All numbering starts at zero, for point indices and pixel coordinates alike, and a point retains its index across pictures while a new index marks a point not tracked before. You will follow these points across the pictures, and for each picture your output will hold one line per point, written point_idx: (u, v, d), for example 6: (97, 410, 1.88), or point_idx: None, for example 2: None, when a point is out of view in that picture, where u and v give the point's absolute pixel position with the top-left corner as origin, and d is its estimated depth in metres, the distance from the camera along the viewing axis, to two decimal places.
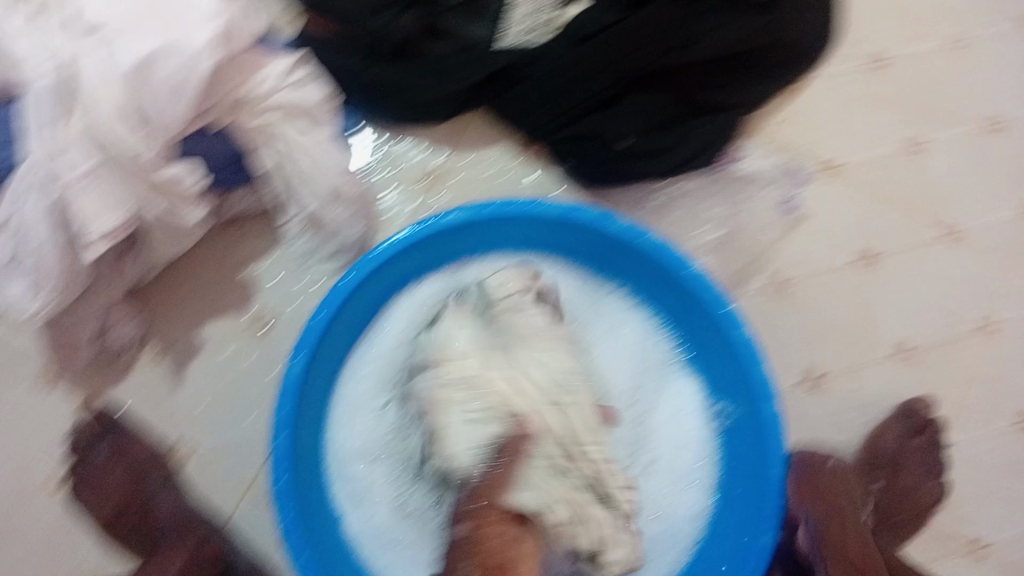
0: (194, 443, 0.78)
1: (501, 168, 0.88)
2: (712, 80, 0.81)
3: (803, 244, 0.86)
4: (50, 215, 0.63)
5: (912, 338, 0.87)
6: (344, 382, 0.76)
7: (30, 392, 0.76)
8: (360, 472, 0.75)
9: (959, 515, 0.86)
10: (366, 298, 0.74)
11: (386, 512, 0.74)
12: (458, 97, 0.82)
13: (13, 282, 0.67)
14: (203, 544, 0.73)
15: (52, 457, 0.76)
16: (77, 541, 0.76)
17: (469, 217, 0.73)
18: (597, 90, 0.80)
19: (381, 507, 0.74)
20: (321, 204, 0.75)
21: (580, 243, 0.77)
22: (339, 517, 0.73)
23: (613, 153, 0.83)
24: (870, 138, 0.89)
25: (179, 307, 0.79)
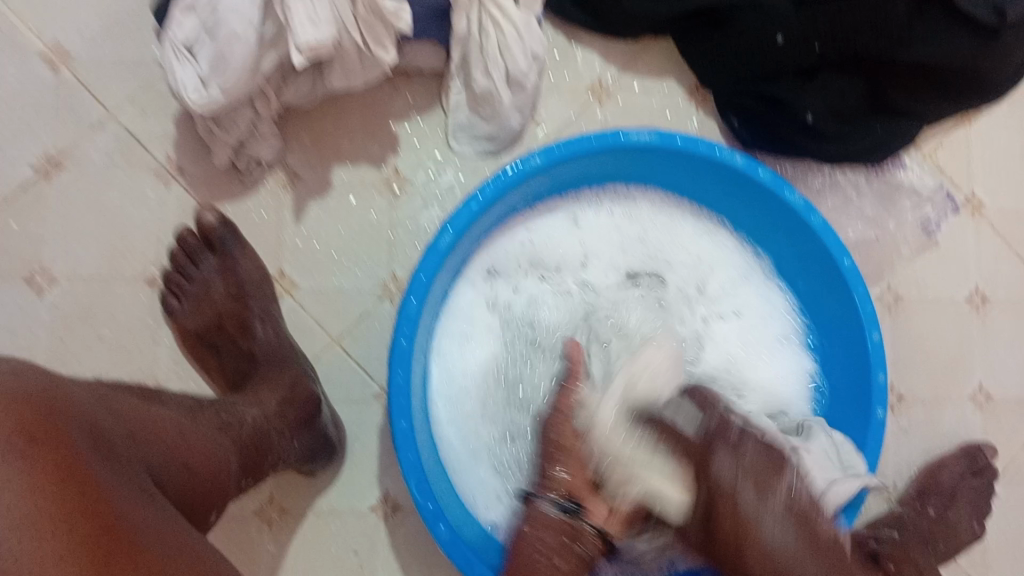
0: (298, 279, 0.77)
1: (669, 101, 0.85)
2: (910, 87, 0.78)
3: (925, 268, 0.86)
4: (254, 13, 0.64)
5: (992, 387, 0.87)
6: (496, 245, 0.77)
7: (150, 179, 0.76)
8: (481, 324, 0.76)
9: (983, 561, 0.85)
10: (531, 188, 0.73)
11: (487, 372, 0.75)
12: (657, 21, 0.80)
13: (182, 67, 0.67)
14: (300, 384, 0.70)
15: (158, 248, 0.76)
16: (156, 341, 0.75)
17: (655, 142, 0.70)
18: (798, 57, 0.76)
19: (482, 364, 0.76)
20: (499, 82, 0.74)
21: (742, 203, 0.76)
22: (442, 357, 0.75)
23: (791, 125, 0.80)
24: (1015, 191, 0.88)
25: (315, 141, 0.78)
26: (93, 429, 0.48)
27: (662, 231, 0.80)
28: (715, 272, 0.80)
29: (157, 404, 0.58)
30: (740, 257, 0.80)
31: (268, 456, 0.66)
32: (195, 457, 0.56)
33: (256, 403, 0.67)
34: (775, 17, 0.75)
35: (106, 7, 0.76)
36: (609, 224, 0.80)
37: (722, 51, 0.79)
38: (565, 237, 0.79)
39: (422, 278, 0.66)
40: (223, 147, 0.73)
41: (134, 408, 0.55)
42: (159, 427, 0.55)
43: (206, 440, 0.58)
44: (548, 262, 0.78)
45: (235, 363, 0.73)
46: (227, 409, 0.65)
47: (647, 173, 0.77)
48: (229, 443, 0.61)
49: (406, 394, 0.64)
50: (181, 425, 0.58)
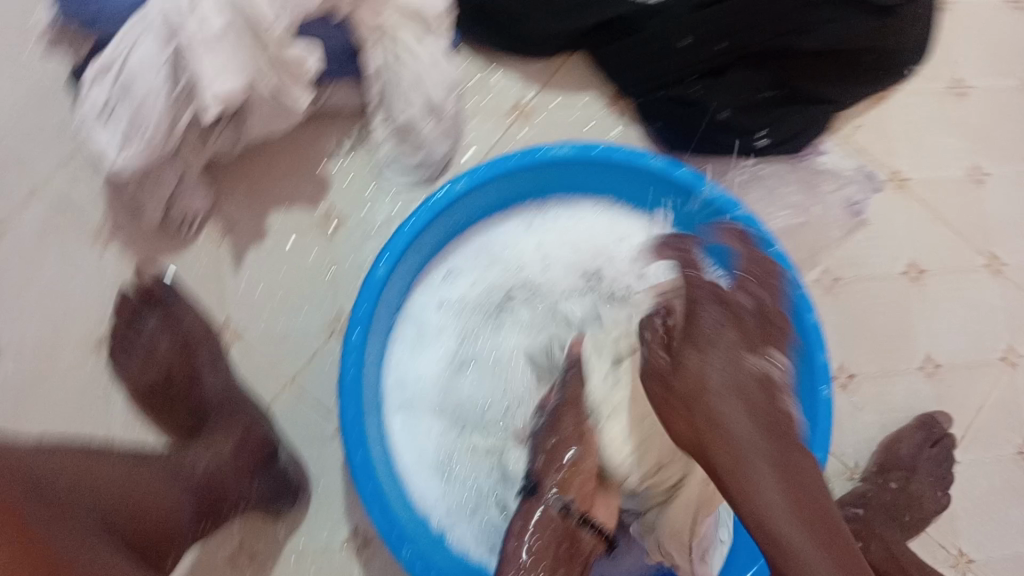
0: (244, 327, 0.78)
1: (589, 115, 0.87)
2: (817, 72, 0.80)
3: (858, 247, 0.88)
4: (160, 76, 0.66)
5: (938, 355, 0.89)
6: (448, 254, 0.79)
7: (86, 246, 0.76)
8: (436, 329, 0.77)
9: (952, 527, 0.87)
10: (465, 211, 0.75)
11: (442, 376, 0.77)
12: (566, 39, 0.82)
13: (103, 130, 0.68)
14: (252, 429, 0.70)
15: (102, 313, 0.76)
16: (110, 404, 0.75)
17: (575, 155, 0.72)
18: (706, 58, 0.79)
19: (437, 368, 0.77)
20: (418, 112, 0.75)
21: (672, 204, 0.77)
22: (396, 366, 0.76)
23: (707, 124, 0.82)
24: (936, 162, 0.91)
25: (248, 189, 0.79)
26: (33, 481, 0.51)
27: (611, 229, 0.81)
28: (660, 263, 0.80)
29: (106, 456, 0.60)
30: None
31: (223, 501, 0.67)
32: (143, 502, 0.58)
33: (212, 449, 0.69)
34: (677, 23, 0.77)
35: (26, 82, 0.77)
36: (558, 227, 0.81)
37: (633, 59, 0.81)
38: (513, 238, 0.80)
39: (360, 312, 0.67)
40: (154, 206, 0.74)
41: (77, 461, 0.57)
42: (103, 476, 0.57)
43: (154, 488, 0.60)
44: (500, 265, 0.79)
45: (190, 417, 0.73)
46: (179, 458, 0.66)
47: (578, 184, 0.79)
48: (182, 490, 0.63)
49: (359, 427, 0.65)
50: (128, 473, 0.60)
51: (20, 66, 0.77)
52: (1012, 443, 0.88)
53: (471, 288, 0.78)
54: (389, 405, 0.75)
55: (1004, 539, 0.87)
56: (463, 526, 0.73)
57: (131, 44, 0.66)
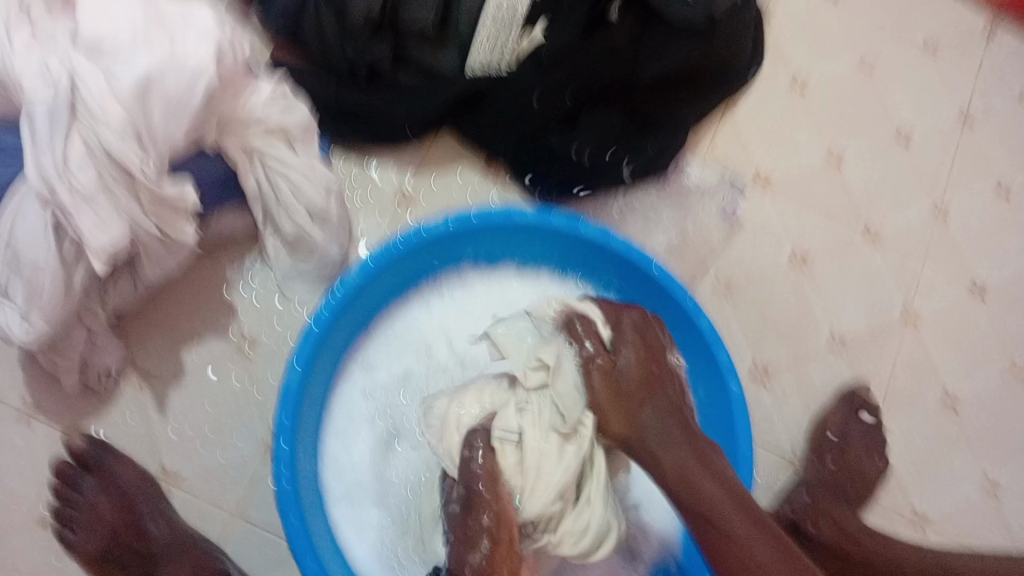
0: (180, 467, 0.79)
1: (469, 187, 0.92)
2: (665, 99, 0.83)
3: (745, 248, 0.93)
4: (48, 244, 0.67)
5: (844, 329, 0.94)
6: (361, 345, 0.81)
7: (10, 425, 0.77)
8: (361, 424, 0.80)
9: (898, 487, 0.91)
10: (364, 305, 0.78)
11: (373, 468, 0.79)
12: (429, 119, 0.87)
13: (2, 309, 0.70)
14: (203, 567, 0.72)
15: (39, 487, 0.77)
16: (65, 573, 0.76)
17: (453, 227, 0.76)
18: (554, 113, 0.83)
19: (366, 460, 0.79)
20: (302, 225, 0.79)
21: (557, 250, 0.82)
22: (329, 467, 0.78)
23: (577, 166, 0.87)
24: (794, 153, 0.97)
25: (158, 332, 0.81)
26: None
27: (502, 296, 0.85)
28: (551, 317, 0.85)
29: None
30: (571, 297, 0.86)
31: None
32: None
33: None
34: (526, 85, 0.81)
35: None
36: (455, 303, 0.85)
37: (495, 122, 0.86)
38: (415, 322, 0.83)
39: (285, 423, 0.69)
40: (69, 370, 0.76)
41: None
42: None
43: None
44: (409, 351, 0.82)
45: (140, 568, 0.75)
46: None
47: (467, 254, 0.82)
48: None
49: (305, 535, 0.67)
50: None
51: None
52: (933, 395, 0.94)
53: (387, 377, 0.81)
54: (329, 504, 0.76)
55: (950, 487, 0.92)
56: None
57: (12, 222, 0.68)
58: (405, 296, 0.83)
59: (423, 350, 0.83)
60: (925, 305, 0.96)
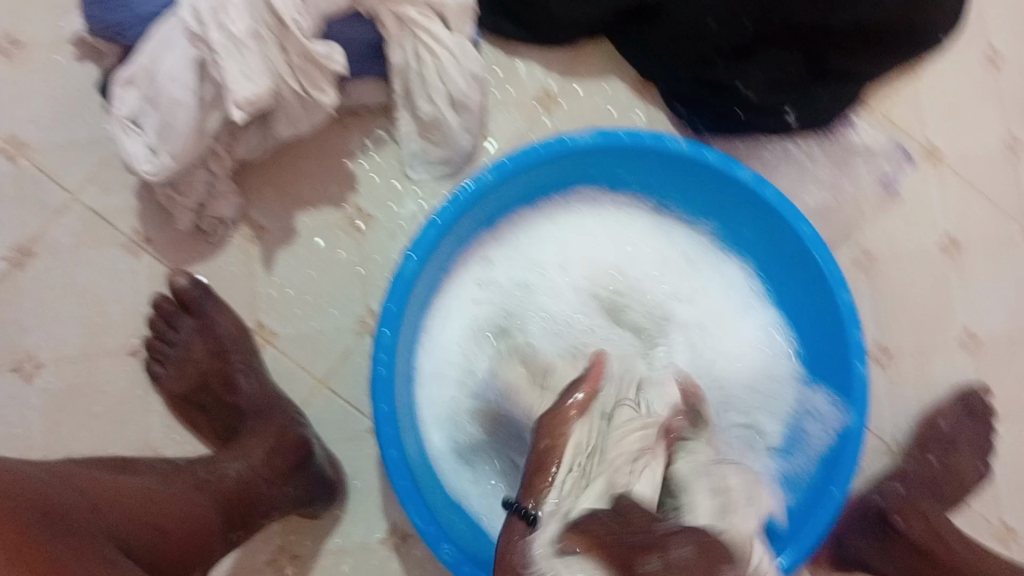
0: (277, 328, 0.78)
1: (616, 98, 0.86)
2: (845, 49, 0.77)
3: (892, 221, 0.87)
4: (188, 77, 0.65)
5: (979, 328, 0.87)
6: (481, 240, 0.78)
7: (120, 253, 0.77)
8: (462, 321, 0.78)
9: (998, 502, 0.86)
10: (490, 204, 0.74)
11: (464, 365, 0.77)
12: (590, 26, 0.81)
13: (130, 138, 0.69)
14: (286, 432, 0.71)
15: (138, 319, 0.77)
16: (151, 406, 0.77)
17: (597, 142, 0.71)
18: (731, 37, 0.76)
19: (459, 357, 0.77)
20: (441, 107, 0.75)
21: (701, 185, 0.76)
22: (421, 357, 0.76)
23: (739, 105, 0.80)
24: (971, 128, 0.89)
25: (277, 190, 0.79)
26: (43, 503, 0.49)
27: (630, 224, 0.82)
28: (671, 256, 0.81)
29: (131, 474, 0.60)
30: (697, 239, 0.82)
31: (255, 508, 0.67)
32: (165, 520, 0.58)
33: (242, 459, 0.68)
34: (701, 5, 0.75)
35: (55, 92, 0.77)
36: (580, 221, 0.81)
37: (659, 42, 0.79)
38: (536, 230, 0.80)
39: (391, 310, 0.66)
40: (185, 211, 0.75)
41: (96, 480, 0.56)
42: (123, 492, 0.57)
43: (177, 504, 0.60)
44: (525, 259, 0.79)
45: (223, 412, 0.75)
46: (208, 466, 0.66)
47: (605, 174, 0.78)
48: (206, 501, 0.63)
49: (392, 423, 0.65)
50: (151, 490, 0.59)
51: (51, 73, 0.77)
52: None
53: (498, 279, 0.79)
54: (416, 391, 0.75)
55: None
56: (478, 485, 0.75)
57: (156, 50, 0.66)
58: (533, 202, 0.79)
59: (540, 259, 0.79)
60: None
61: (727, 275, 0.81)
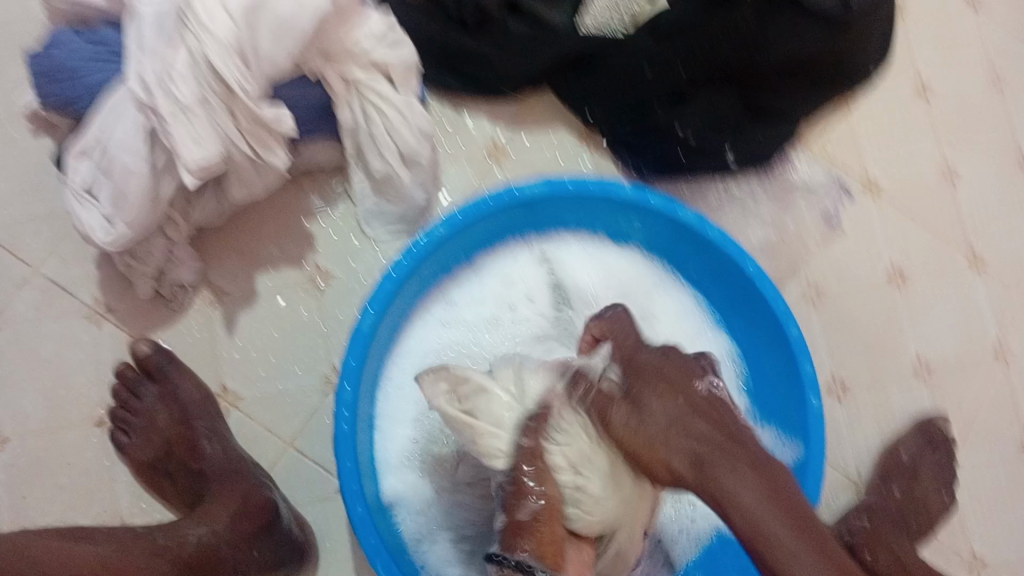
0: (240, 389, 0.79)
1: (566, 151, 0.89)
2: (782, 89, 0.80)
3: (839, 256, 0.89)
4: (142, 149, 0.66)
5: (930, 356, 0.89)
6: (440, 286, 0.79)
7: (81, 323, 0.78)
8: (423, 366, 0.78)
9: (962, 526, 0.87)
10: (446, 254, 0.76)
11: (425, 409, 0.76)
12: (534, 76, 0.83)
13: (87, 209, 0.70)
14: (252, 495, 0.71)
15: (101, 387, 0.78)
16: (116, 475, 0.77)
17: (546, 191, 0.73)
18: (667, 87, 0.79)
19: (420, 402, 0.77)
20: (393, 165, 0.77)
21: (650, 227, 0.78)
22: (382, 404, 0.76)
23: (679, 147, 0.83)
24: (907, 162, 0.92)
25: (235, 253, 0.81)
26: None
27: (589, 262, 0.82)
28: (630, 293, 0.82)
29: (84, 545, 0.60)
30: (654, 277, 0.83)
31: (221, 571, 0.67)
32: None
33: (206, 524, 0.67)
34: (639, 55, 0.78)
35: (13, 168, 0.79)
36: (538, 262, 0.82)
37: (601, 88, 0.82)
38: (494, 274, 0.81)
39: (351, 363, 0.67)
40: (144, 278, 0.76)
41: (40, 560, 0.56)
42: (67, 571, 0.56)
43: (134, 573, 0.60)
44: (484, 303, 0.80)
45: (186, 481, 0.75)
46: (169, 533, 0.66)
47: (557, 218, 0.80)
48: (167, 565, 0.63)
49: (356, 477, 0.65)
50: (104, 560, 0.59)
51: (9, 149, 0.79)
52: (1011, 438, 0.89)
53: (458, 323, 0.79)
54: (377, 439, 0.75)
55: (1012, 536, 0.88)
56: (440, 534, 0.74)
57: (109, 122, 0.67)
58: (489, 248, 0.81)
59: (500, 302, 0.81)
60: (1016, 343, 0.91)
61: (684, 310, 0.82)
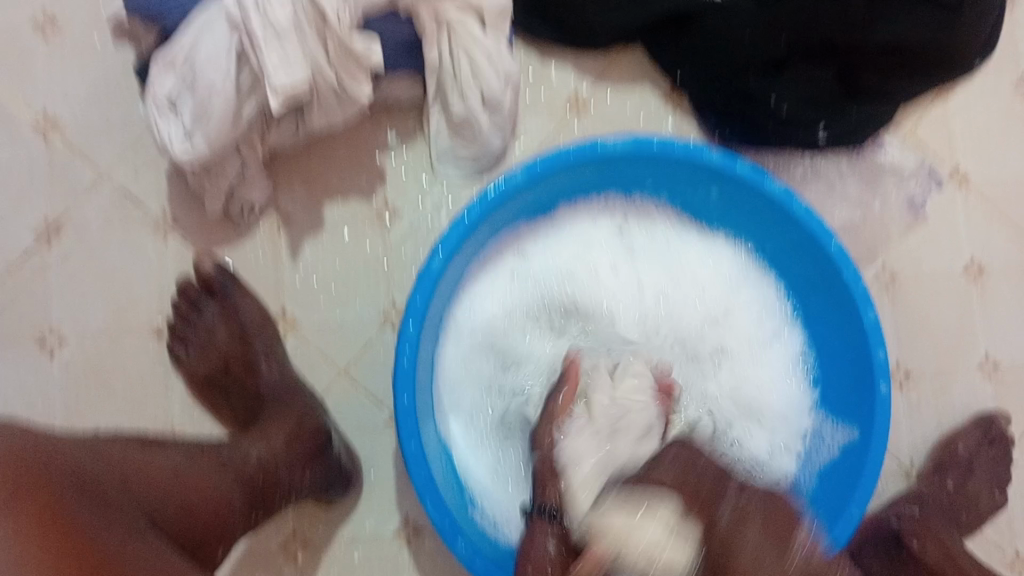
0: (300, 314, 0.79)
1: (646, 107, 0.86)
2: (880, 68, 0.78)
3: (917, 243, 0.87)
4: (228, 62, 0.65)
5: (998, 354, 0.86)
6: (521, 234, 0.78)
7: (147, 234, 0.78)
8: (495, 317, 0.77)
9: (1013, 530, 0.85)
10: (519, 205, 0.75)
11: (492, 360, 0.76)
12: (624, 30, 0.81)
13: (167, 120, 0.69)
14: (306, 419, 0.71)
15: (162, 300, 0.78)
16: (171, 387, 0.77)
17: (631, 148, 0.72)
18: (764, 54, 0.77)
19: (487, 354, 0.76)
20: (474, 107, 0.75)
21: (734, 199, 0.76)
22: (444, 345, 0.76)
23: (771, 119, 0.81)
24: (1000, 154, 0.88)
25: (305, 179, 0.80)
26: (76, 477, 0.50)
27: (671, 236, 0.81)
28: (707, 272, 0.80)
29: (158, 451, 0.60)
30: (734, 258, 0.81)
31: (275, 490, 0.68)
32: (190, 497, 0.59)
33: (263, 440, 0.69)
34: (740, 17, 0.75)
35: (92, 71, 0.78)
36: (615, 227, 0.81)
37: (693, 49, 0.80)
38: (575, 231, 0.80)
39: (418, 302, 0.66)
40: (215, 196, 0.75)
41: (128, 457, 0.57)
42: (154, 473, 0.57)
43: (203, 482, 0.61)
44: (560, 261, 0.79)
45: (243, 401, 0.75)
46: (230, 450, 0.67)
47: (640, 180, 0.78)
48: (233, 483, 0.64)
49: (413, 416, 0.65)
50: (178, 467, 0.60)
51: (90, 52, 0.78)
52: None
53: (530, 280, 0.78)
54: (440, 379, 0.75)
55: None
56: (489, 482, 0.75)
57: (197, 35, 0.66)
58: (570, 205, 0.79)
59: (577, 261, 0.79)
60: None
61: (762, 294, 0.80)
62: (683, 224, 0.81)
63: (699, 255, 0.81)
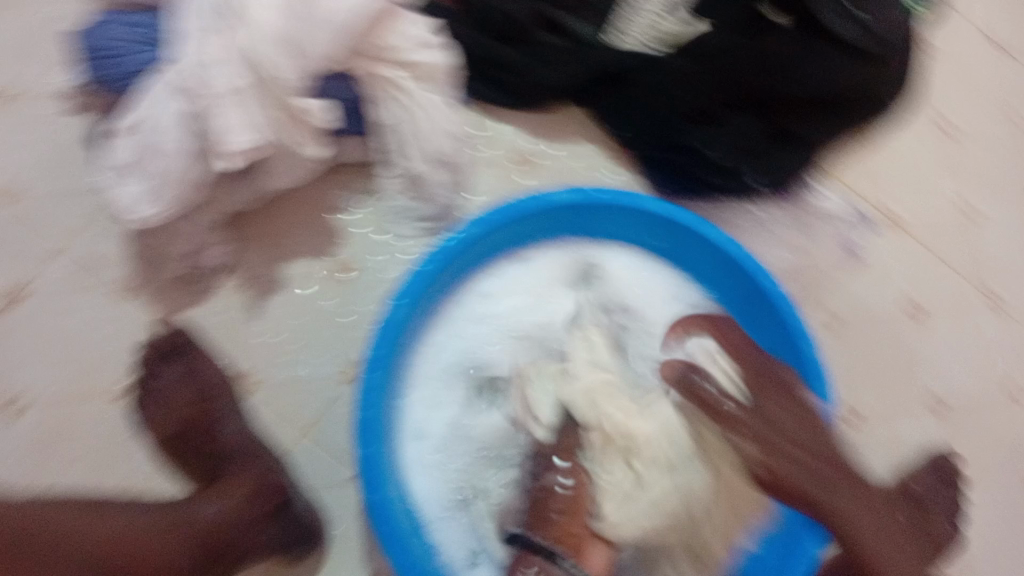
0: (262, 374, 0.79)
1: (593, 163, 0.90)
2: (807, 114, 0.79)
3: (858, 287, 0.90)
4: (183, 127, 0.67)
5: (944, 392, 0.89)
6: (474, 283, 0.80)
7: (105, 301, 0.79)
8: (451, 362, 0.79)
9: (972, 564, 0.87)
10: (471, 259, 0.77)
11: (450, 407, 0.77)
12: (568, 89, 0.85)
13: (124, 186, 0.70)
14: (268, 475, 0.72)
15: (121, 365, 0.78)
16: (131, 451, 0.77)
17: (576, 198, 0.75)
18: (692, 107, 0.80)
19: (446, 401, 0.77)
20: (428, 164, 0.77)
21: (678, 242, 0.79)
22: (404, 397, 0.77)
23: (706, 166, 0.84)
24: (927, 198, 0.92)
25: (263, 241, 0.81)
26: None
27: (623, 277, 0.83)
28: (657, 311, 0.82)
29: (105, 512, 0.63)
30: (682, 295, 0.83)
31: (229, 551, 0.68)
32: (134, 554, 0.62)
33: (219, 499, 0.69)
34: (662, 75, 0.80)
35: (47, 145, 0.80)
36: (566, 271, 0.82)
37: (634, 104, 0.83)
38: (527, 274, 0.82)
39: (380, 353, 0.68)
40: (172, 262, 0.76)
41: (70, 519, 0.60)
42: (97, 533, 0.60)
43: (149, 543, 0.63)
44: (514, 306, 0.81)
45: (201, 465, 0.75)
46: (184, 507, 0.68)
47: (589, 226, 0.81)
48: (179, 543, 0.65)
49: (376, 465, 0.66)
50: (129, 529, 0.63)
51: (46, 126, 0.80)
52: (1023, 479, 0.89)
53: (486, 325, 0.80)
54: (400, 430, 0.76)
55: None
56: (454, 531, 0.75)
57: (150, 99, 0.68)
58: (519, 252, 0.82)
59: (530, 306, 0.81)
60: None
61: None
62: (635, 265, 0.83)
63: (650, 296, 0.82)
